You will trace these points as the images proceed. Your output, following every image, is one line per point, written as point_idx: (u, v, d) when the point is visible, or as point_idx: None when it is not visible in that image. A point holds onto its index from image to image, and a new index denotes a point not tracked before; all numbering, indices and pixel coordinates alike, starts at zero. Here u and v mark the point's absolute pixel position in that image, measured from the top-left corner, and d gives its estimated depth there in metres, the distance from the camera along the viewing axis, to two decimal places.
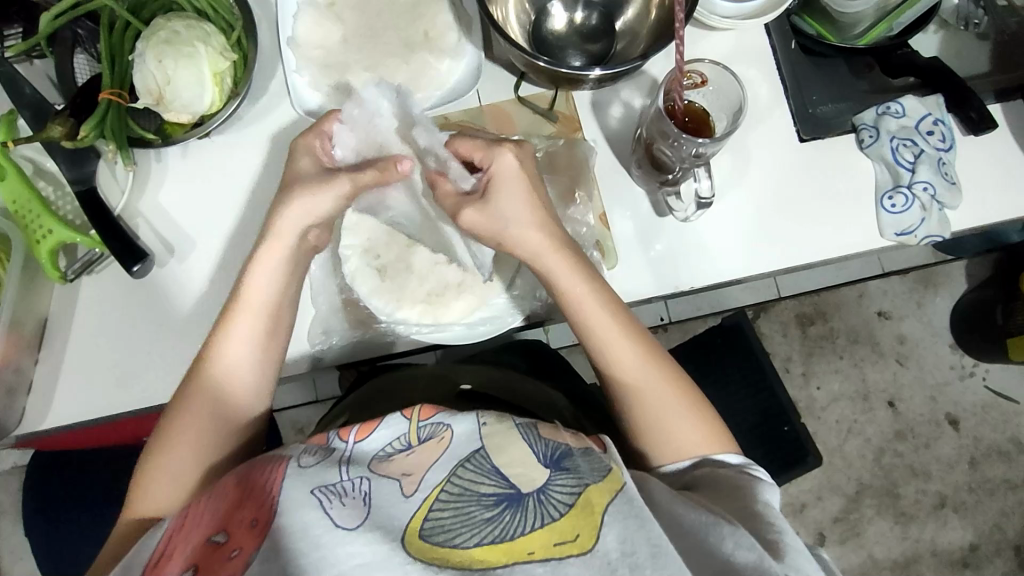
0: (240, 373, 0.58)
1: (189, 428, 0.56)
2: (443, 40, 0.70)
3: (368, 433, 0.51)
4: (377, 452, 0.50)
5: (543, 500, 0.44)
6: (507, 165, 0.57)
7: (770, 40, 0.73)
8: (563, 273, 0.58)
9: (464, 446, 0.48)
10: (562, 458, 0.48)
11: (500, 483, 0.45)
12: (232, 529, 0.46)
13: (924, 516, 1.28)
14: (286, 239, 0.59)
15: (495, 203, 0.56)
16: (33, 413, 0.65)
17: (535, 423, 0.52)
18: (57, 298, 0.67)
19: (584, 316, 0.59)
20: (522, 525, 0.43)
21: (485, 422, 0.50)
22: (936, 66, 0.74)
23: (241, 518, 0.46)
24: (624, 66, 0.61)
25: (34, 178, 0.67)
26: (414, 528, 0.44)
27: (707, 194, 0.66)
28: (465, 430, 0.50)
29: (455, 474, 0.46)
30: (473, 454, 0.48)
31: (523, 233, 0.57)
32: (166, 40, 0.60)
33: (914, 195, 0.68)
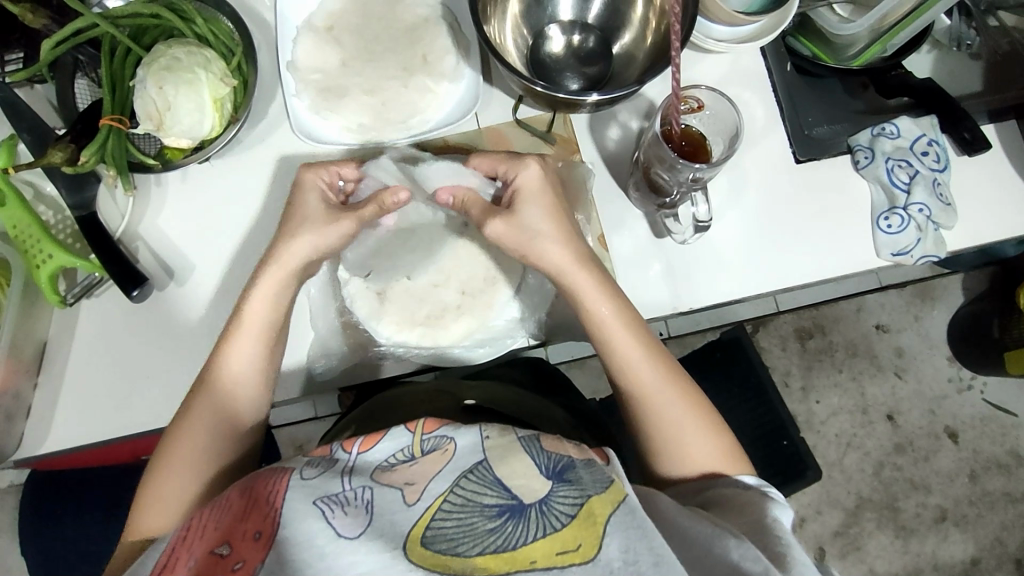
0: (241, 388, 0.59)
1: (194, 437, 0.57)
2: (441, 64, 0.70)
3: (373, 444, 0.51)
4: (381, 462, 0.50)
5: (545, 511, 0.44)
6: (529, 178, 0.61)
7: (766, 62, 0.74)
8: (592, 296, 0.60)
9: (468, 456, 0.49)
10: (564, 470, 0.48)
11: (502, 494, 0.45)
12: (234, 540, 0.45)
13: (925, 530, 1.27)
14: (284, 268, 0.60)
15: (519, 215, 0.59)
16: (32, 437, 0.65)
17: (538, 436, 0.52)
18: (56, 321, 0.67)
19: (607, 335, 0.60)
20: (524, 535, 0.43)
21: (488, 435, 0.50)
22: (929, 86, 0.76)
23: (244, 531, 0.45)
24: (621, 91, 0.62)
25: (34, 203, 0.67)
26: (416, 536, 0.44)
27: (704, 218, 0.66)
28: (469, 441, 0.50)
29: (457, 485, 0.47)
30: (476, 465, 0.48)
31: (547, 245, 0.59)
32: (167, 66, 0.61)
33: (909, 216, 0.69)
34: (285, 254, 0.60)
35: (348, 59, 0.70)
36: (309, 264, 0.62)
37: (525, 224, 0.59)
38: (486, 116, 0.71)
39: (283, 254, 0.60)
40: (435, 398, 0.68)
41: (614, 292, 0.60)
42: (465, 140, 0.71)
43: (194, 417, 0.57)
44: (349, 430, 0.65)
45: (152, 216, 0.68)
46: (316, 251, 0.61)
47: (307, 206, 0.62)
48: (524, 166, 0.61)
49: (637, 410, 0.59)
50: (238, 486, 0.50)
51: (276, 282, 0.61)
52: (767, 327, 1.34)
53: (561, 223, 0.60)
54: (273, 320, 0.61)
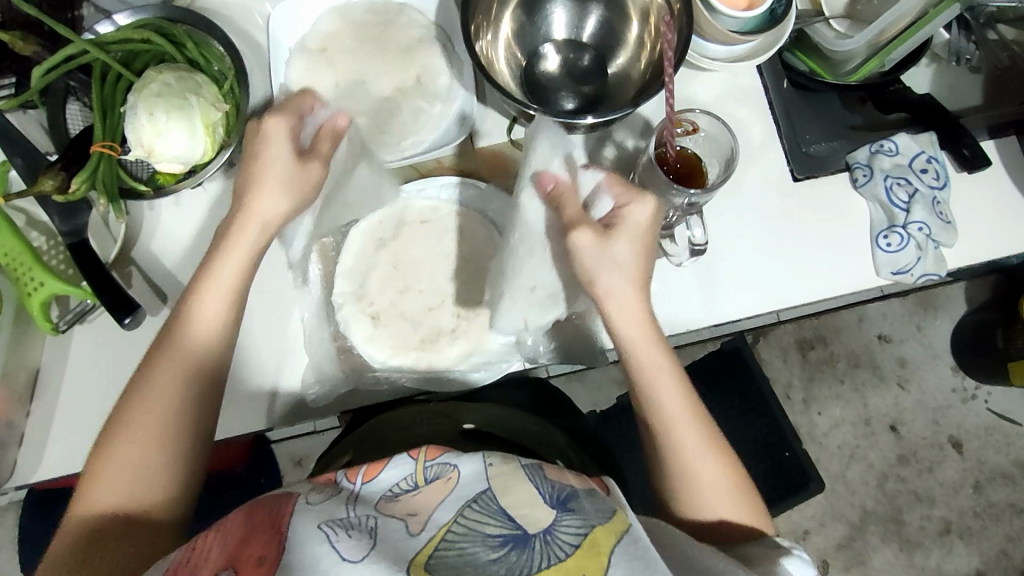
0: (207, 333, 0.57)
1: (158, 387, 0.55)
2: (434, 85, 0.70)
3: (378, 470, 0.51)
4: (385, 492, 0.49)
5: (549, 540, 0.44)
6: (641, 214, 0.55)
7: (763, 81, 0.73)
8: (645, 350, 0.56)
9: (472, 485, 0.48)
10: (568, 498, 0.48)
11: (506, 524, 0.45)
12: (240, 565, 0.44)
13: (929, 542, 1.26)
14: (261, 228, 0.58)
15: (612, 243, 0.54)
16: (26, 465, 0.65)
17: (541, 465, 0.52)
18: (49, 349, 0.67)
19: (654, 391, 0.56)
20: (529, 566, 0.42)
21: (492, 462, 0.50)
22: (927, 102, 0.76)
23: (250, 554, 0.45)
24: (615, 113, 0.61)
25: (26, 229, 0.66)
26: (420, 562, 0.43)
27: (701, 242, 0.66)
28: (472, 468, 0.50)
29: (460, 515, 0.46)
30: (479, 494, 0.47)
31: (612, 276, 0.54)
32: (158, 92, 0.61)
33: (909, 235, 0.68)
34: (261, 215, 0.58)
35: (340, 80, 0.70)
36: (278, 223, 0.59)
37: (607, 254, 0.54)
38: (481, 137, 0.71)
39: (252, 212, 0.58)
40: (434, 422, 0.68)
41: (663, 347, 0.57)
42: (459, 163, 0.71)
43: (159, 368, 0.56)
44: (347, 457, 0.66)
45: (145, 242, 0.68)
46: (276, 216, 0.58)
47: (276, 162, 0.58)
48: (640, 201, 0.55)
49: (672, 469, 0.56)
50: (240, 510, 0.49)
51: (245, 242, 0.58)
52: (768, 338, 1.33)
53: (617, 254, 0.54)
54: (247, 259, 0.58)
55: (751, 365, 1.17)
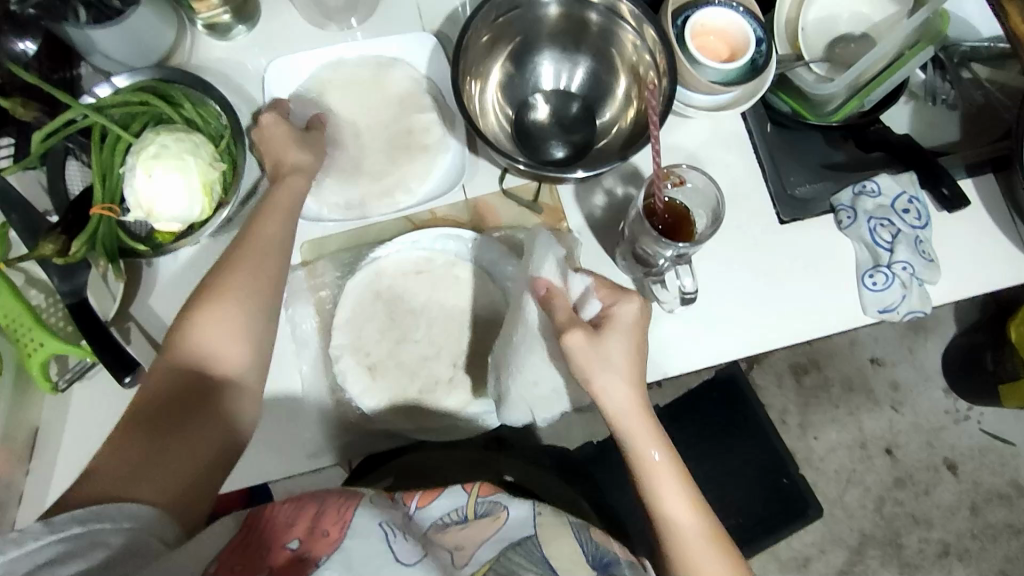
0: (266, 283, 0.61)
1: (233, 303, 0.59)
2: (427, 136, 0.72)
3: (430, 500, 0.56)
4: (436, 520, 0.55)
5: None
6: (628, 313, 0.57)
7: (747, 125, 0.75)
8: (645, 442, 0.58)
9: (519, 529, 0.54)
10: (610, 563, 0.54)
11: (546, 573, 0.51)
12: (307, 540, 0.47)
13: (928, 565, 1.27)
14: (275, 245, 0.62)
15: (604, 342, 0.56)
16: (24, 525, 0.65)
17: (586, 525, 0.58)
18: (49, 406, 0.67)
19: (653, 480, 0.58)
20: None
21: (541, 511, 0.56)
22: (907, 143, 0.76)
23: (318, 529, 0.48)
24: (604, 167, 0.63)
25: (25, 288, 0.67)
26: None
27: (691, 291, 0.67)
28: (520, 514, 0.55)
29: (504, 554, 0.52)
30: (525, 539, 0.53)
31: (608, 378, 0.57)
32: (155, 154, 0.62)
33: (893, 274, 0.70)
34: (268, 225, 0.62)
35: (334, 134, 0.72)
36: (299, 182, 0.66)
37: (602, 354, 0.56)
38: (472, 185, 0.71)
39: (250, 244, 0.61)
40: (474, 468, 0.71)
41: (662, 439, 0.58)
42: (454, 212, 0.71)
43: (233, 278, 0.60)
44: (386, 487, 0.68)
45: (144, 297, 0.69)
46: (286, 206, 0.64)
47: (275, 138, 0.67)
48: (625, 299, 0.58)
49: (672, 560, 0.57)
50: (291, 497, 0.51)
51: (282, 215, 0.64)
52: (762, 363, 1.34)
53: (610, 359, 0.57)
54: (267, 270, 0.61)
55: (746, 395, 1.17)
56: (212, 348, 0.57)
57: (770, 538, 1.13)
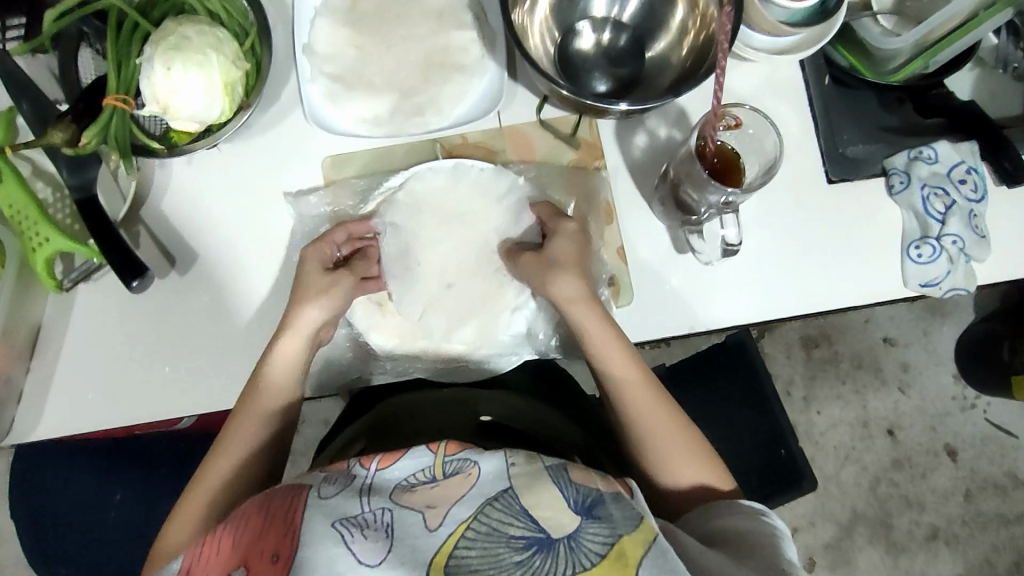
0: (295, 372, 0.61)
1: (291, 363, 0.61)
2: (463, 57, 0.67)
3: (392, 462, 0.51)
4: (401, 482, 0.50)
5: (574, 547, 0.43)
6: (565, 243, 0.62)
7: (804, 74, 0.70)
8: (601, 341, 0.61)
9: (492, 483, 0.48)
10: (594, 505, 0.47)
11: (529, 526, 0.45)
12: (251, 561, 0.45)
13: (915, 547, 1.27)
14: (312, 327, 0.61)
15: (551, 251, 0.62)
16: (23, 424, 0.63)
17: (566, 465, 0.51)
18: (51, 306, 0.65)
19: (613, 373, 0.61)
20: (552, 572, 0.42)
21: (513, 461, 0.50)
22: (971, 110, 0.73)
23: (260, 550, 0.45)
24: (653, 101, 0.59)
25: (32, 179, 0.64)
26: (439, 562, 0.44)
27: (733, 241, 0.64)
28: (493, 467, 0.49)
29: (482, 512, 0.46)
30: (500, 493, 0.47)
31: (560, 278, 0.61)
32: (175, 45, 0.58)
33: (942, 247, 0.66)
34: (304, 321, 0.61)
35: (362, 45, 0.67)
36: (322, 328, 0.62)
37: (558, 261, 0.61)
38: (508, 115, 0.68)
39: (296, 322, 0.61)
40: (451, 411, 0.65)
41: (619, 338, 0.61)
42: (486, 138, 0.68)
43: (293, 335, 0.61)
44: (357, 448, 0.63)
45: (154, 200, 0.65)
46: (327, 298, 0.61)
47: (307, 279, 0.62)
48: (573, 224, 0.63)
49: (639, 446, 0.60)
50: (252, 502, 0.49)
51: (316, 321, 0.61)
52: (774, 333, 1.32)
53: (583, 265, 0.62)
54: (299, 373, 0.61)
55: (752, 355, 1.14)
56: (268, 406, 0.60)
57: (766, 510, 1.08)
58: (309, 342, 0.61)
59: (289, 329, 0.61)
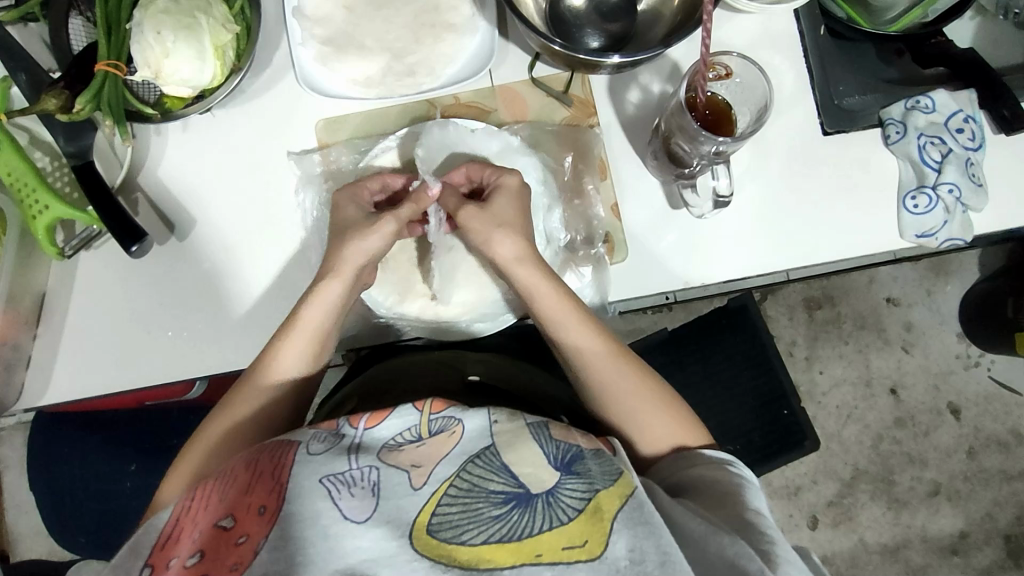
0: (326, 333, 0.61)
1: (317, 320, 0.61)
2: (454, 16, 0.67)
3: (380, 421, 0.53)
4: (388, 440, 0.52)
5: (552, 502, 0.46)
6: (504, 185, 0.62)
7: (798, 25, 0.69)
8: (561, 318, 0.61)
9: (477, 440, 0.51)
10: (573, 461, 0.49)
11: (509, 482, 0.47)
12: (238, 513, 0.47)
13: (918, 503, 1.28)
14: (351, 270, 0.60)
15: (493, 206, 0.61)
16: (33, 389, 0.65)
17: (547, 423, 0.54)
18: (54, 272, 0.66)
19: (599, 363, 0.61)
20: (530, 526, 0.45)
21: (496, 419, 0.52)
22: (971, 58, 0.72)
23: (249, 504, 0.47)
24: (645, 53, 0.58)
25: (30, 148, 0.64)
26: (421, 523, 0.45)
27: (726, 193, 0.64)
28: (477, 424, 0.52)
29: (464, 469, 0.48)
30: (483, 450, 0.50)
31: (505, 238, 0.60)
32: (165, 9, 0.57)
33: (938, 197, 0.65)
34: (347, 258, 0.60)
35: (353, 6, 0.67)
36: (364, 267, 0.62)
37: (494, 217, 0.60)
38: (501, 72, 0.68)
39: (340, 261, 0.60)
40: (441, 369, 0.68)
41: (585, 314, 0.61)
42: (478, 98, 0.68)
43: (327, 288, 0.60)
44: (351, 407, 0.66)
45: (152, 166, 0.66)
46: (365, 258, 0.61)
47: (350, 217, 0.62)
48: (509, 173, 0.62)
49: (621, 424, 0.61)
50: (243, 459, 0.52)
51: (334, 290, 0.60)
52: (776, 296, 1.31)
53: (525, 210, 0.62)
54: (328, 322, 0.61)
55: (750, 309, 1.14)
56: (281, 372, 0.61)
57: (768, 465, 1.10)
58: (348, 288, 0.61)
59: (334, 271, 0.60)
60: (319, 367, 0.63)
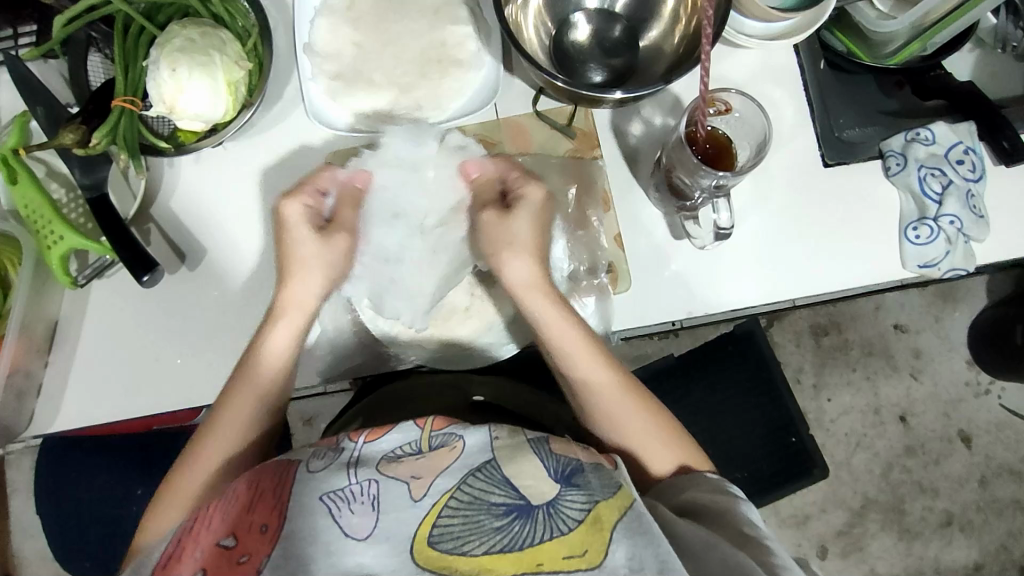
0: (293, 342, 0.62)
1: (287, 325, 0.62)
2: (460, 51, 0.69)
3: (380, 435, 0.53)
4: (387, 453, 0.52)
5: (553, 513, 0.46)
6: (533, 198, 0.61)
7: (799, 59, 0.71)
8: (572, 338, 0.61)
9: (476, 455, 0.51)
10: (573, 473, 0.50)
11: (510, 494, 0.47)
12: (240, 533, 0.46)
13: (929, 533, 1.26)
14: (301, 311, 0.62)
15: (514, 221, 0.60)
16: (43, 416, 0.66)
17: (548, 439, 0.53)
18: (67, 301, 0.67)
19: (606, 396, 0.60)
20: (530, 536, 0.45)
21: (497, 435, 0.52)
22: (971, 91, 0.73)
23: (250, 523, 0.47)
24: (646, 89, 0.59)
25: (47, 180, 0.66)
26: (423, 535, 0.46)
27: (727, 225, 0.64)
28: (477, 440, 0.52)
29: (464, 482, 0.49)
30: (484, 464, 0.50)
31: (514, 260, 0.60)
32: (180, 48, 0.59)
33: (939, 228, 0.66)
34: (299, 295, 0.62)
35: (362, 42, 0.69)
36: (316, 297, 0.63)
37: (519, 238, 0.60)
38: (505, 106, 0.69)
39: (292, 302, 0.62)
40: (444, 392, 0.69)
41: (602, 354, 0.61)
42: (484, 131, 0.69)
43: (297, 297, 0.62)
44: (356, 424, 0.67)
45: (164, 198, 0.68)
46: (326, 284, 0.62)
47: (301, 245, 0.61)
48: (532, 184, 0.61)
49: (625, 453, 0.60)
50: (244, 481, 0.52)
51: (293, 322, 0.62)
52: (782, 322, 1.31)
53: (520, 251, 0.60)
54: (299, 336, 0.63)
55: (757, 337, 1.14)
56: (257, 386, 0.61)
57: (776, 493, 1.11)
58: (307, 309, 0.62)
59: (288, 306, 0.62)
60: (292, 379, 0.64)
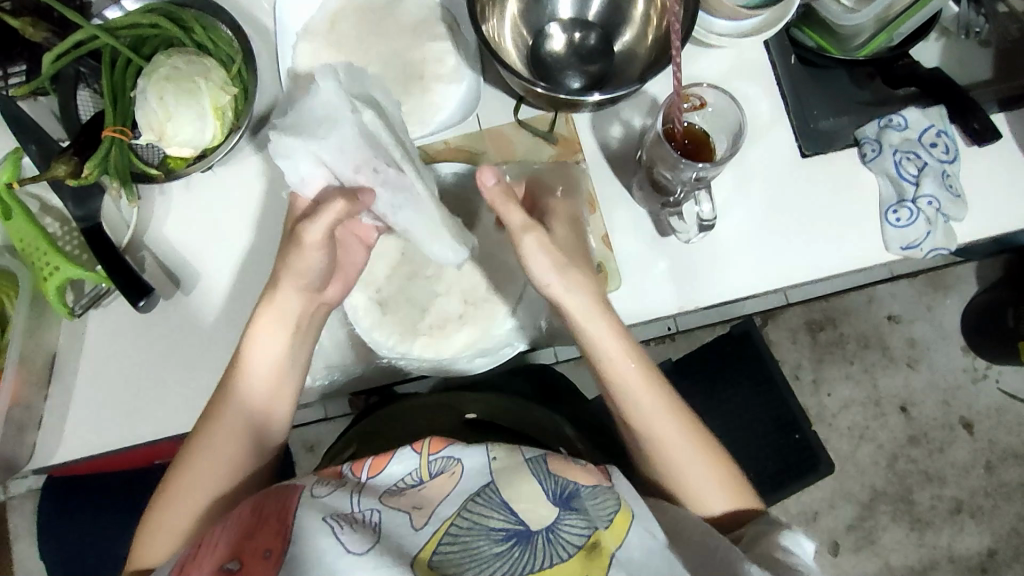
0: (279, 332, 0.60)
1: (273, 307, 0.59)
2: (440, 66, 0.70)
3: (383, 466, 0.54)
4: (389, 486, 0.52)
5: (552, 539, 0.47)
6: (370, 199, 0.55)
7: (770, 57, 0.73)
8: None
9: (477, 478, 0.51)
10: (572, 495, 0.50)
11: (509, 519, 0.48)
12: (243, 557, 0.47)
13: (940, 522, 1.26)
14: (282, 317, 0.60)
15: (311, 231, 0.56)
16: (45, 448, 0.66)
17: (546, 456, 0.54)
18: (64, 333, 0.68)
19: None
20: (530, 563, 0.46)
21: (496, 456, 0.53)
22: (937, 77, 0.75)
23: (254, 547, 0.47)
24: (623, 89, 0.60)
25: (41, 215, 0.68)
26: (424, 558, 0.46)
27: (709, 217, 0.67)
28: (477, 462, 0.52)
29: (465, 508, 0.49)
30: (483, 487, 0.50)
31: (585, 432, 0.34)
32: (166, 76, 0.61)
33: (918, 209, 0.68)
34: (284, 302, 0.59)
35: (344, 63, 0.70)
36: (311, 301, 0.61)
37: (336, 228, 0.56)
38: (487, 117, 0.71)
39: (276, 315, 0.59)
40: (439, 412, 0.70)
41: None
42: (467, 142, 0.71)
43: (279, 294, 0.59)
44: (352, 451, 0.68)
45: (156, 227, 0.69)
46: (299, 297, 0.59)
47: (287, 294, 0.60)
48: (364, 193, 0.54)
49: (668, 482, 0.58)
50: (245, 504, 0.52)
51: (274, 322, 0.59)
52: (777, 319, 1.31)
53: (566, 260, 0.57)
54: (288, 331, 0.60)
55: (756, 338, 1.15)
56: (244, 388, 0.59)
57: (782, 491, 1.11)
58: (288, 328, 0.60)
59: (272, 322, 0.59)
60: (290, 369, 0.62)
